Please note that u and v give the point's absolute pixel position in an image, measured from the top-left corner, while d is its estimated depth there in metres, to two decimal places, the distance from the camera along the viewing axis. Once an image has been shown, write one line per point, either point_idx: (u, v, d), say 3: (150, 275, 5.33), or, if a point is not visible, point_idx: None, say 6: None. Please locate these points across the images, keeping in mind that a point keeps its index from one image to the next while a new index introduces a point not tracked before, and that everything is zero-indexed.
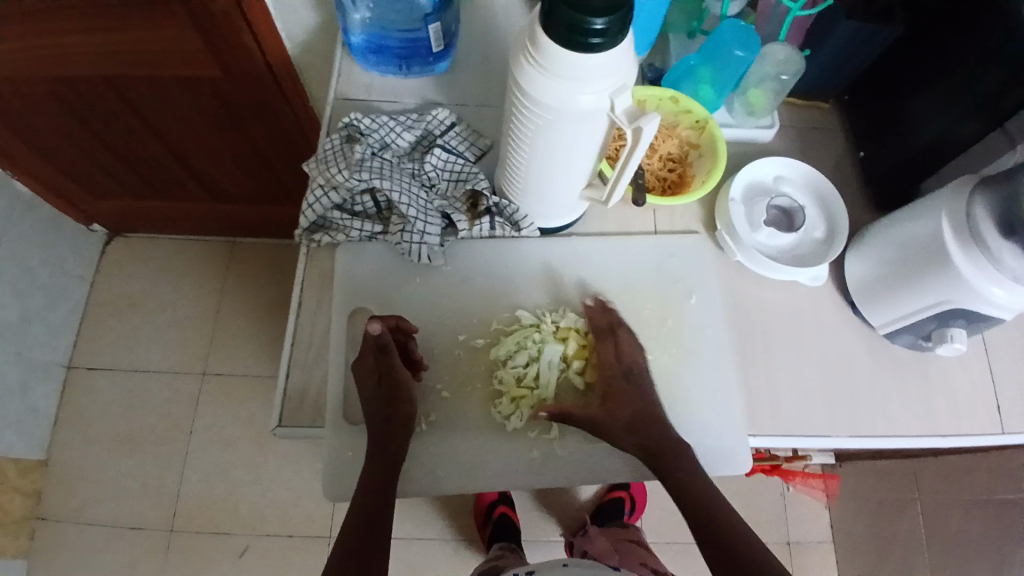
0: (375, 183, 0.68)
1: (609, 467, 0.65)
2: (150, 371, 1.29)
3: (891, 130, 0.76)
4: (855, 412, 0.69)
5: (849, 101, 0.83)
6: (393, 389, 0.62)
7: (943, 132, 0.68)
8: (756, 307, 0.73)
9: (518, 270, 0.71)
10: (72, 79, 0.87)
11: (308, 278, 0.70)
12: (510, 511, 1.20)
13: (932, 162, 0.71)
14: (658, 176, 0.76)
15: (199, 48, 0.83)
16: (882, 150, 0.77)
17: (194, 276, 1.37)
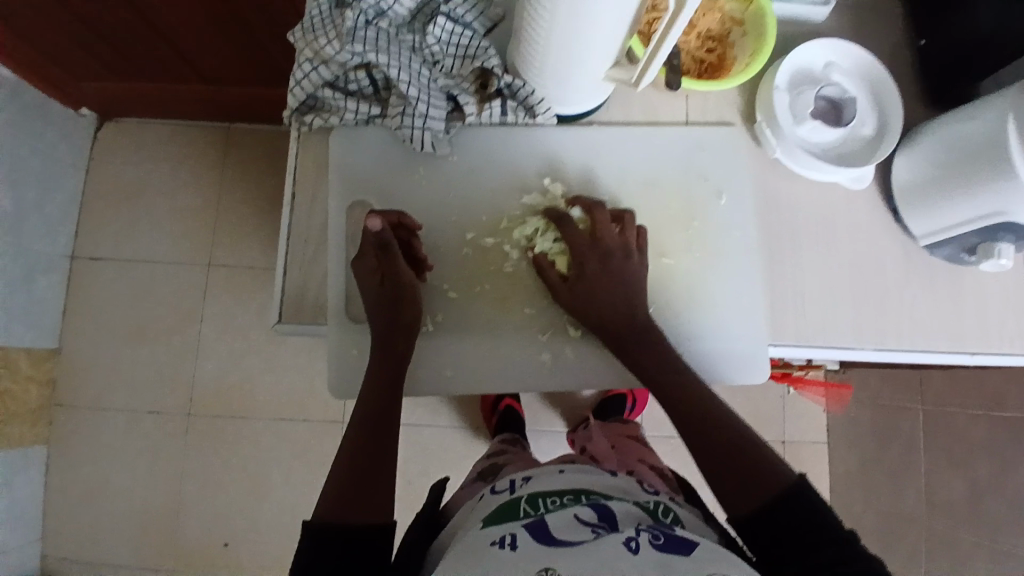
0: (370, 57, 0.60)
1: (620, 375, 0.63)
2: (155, 264, 1.31)
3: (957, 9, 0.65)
4: (883, 323, 0.66)
5: None
6: (399, 289, 0.58)
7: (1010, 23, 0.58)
8: (790, 210, 0.67)
9: (529, 162, 0.65)
10: None
11: (301, 168, 0.64)
12: (515, 404, 1.27)
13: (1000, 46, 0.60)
14: (694, 58, 0.66)
15: None
16: (943, 34, 0.67)
17: (192, 165, 1.34)
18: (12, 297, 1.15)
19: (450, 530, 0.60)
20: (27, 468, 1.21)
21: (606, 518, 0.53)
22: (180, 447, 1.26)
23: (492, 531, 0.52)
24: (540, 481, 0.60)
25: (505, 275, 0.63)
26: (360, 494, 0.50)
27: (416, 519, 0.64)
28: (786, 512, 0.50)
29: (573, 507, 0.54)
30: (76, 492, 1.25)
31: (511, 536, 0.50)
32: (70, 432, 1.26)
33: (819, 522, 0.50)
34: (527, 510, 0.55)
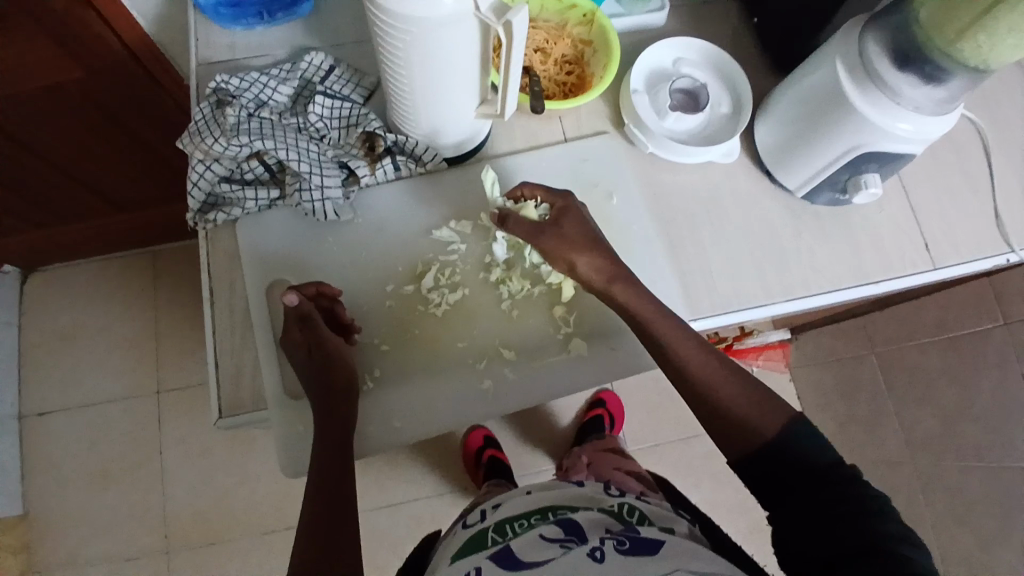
0: (258, 146, 0.64)
1: (562, 383, 0.65)
2: (104, 402, 1.28)
3: None
4: (787, 274, 0.70)
5: None
6: (329, 354, 0.60)
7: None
8: (676, 194, 0.72)
9: (432, 204, 0.68)
10: None
11: (213, 263, 0.66)
12: (498, 451, 1.27)
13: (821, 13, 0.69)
14: (557, 81, 0.73)
15: (55, 52, 0.79)
16: (770, 12, 0.75)
17: (123, 297, 1.34)
18: None
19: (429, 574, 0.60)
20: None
21: (574, 530, 0.54)
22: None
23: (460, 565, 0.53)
24: (508, 508, 0.62)
25: (434, 316, 0.65)
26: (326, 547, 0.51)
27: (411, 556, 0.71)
28: (779, 449, 0.50)
29: (540, 527, 0.55)
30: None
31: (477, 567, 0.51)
32: None
33: (814, 456, 0.50)
34: (495, 538, 0.56)
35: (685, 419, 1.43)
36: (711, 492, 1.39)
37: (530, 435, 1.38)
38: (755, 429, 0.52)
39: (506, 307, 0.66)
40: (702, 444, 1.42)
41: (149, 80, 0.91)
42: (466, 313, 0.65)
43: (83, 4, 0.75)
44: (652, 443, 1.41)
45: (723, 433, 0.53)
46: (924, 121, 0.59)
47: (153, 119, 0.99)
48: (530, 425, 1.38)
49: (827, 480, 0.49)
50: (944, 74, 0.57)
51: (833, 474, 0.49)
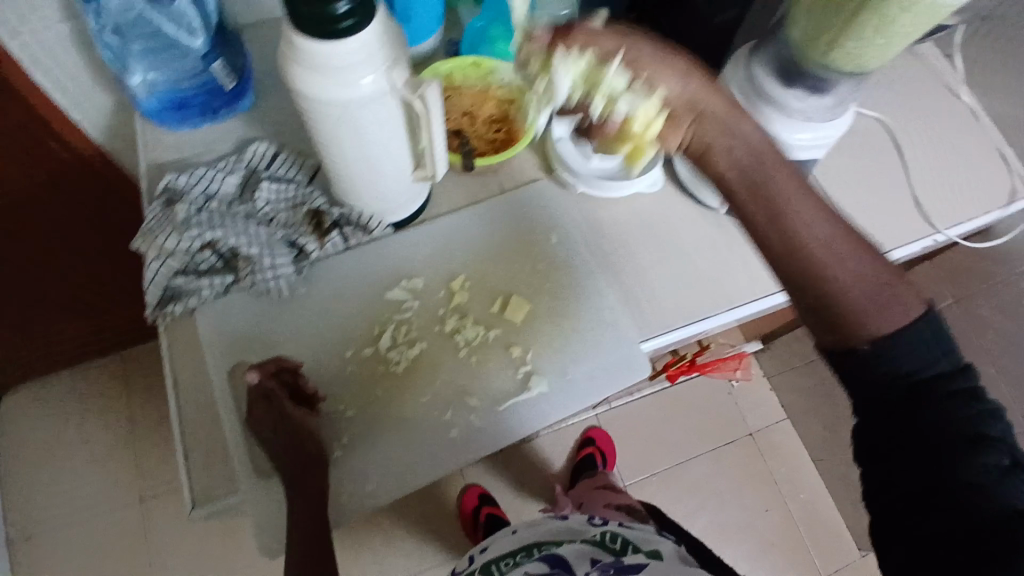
0: (209, 236, 0.67)
1: (526, 422, 0.67)
2: (85, 517, 1.24)
3: None
4: (726, 285, 0.75)
5: None
6: (292, 430, 0.61)
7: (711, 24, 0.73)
8: (611, 226, 0.76)
9: (381, 269, 0.71)
10: None
11: (177, 354, 0.68)
12: (495, 508, 1.25)
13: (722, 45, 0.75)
14: (488, 140, 0.78)
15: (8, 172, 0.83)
16: None
17: (99, 404, 1.32)
18: None
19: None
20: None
21: (559, 564, 0.55)
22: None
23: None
24: (495, 548, 0.63)
25: (395, 374, 0.67)
26: None
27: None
28: (877, 356, 0.48)
29: (526, 564, 0.56)
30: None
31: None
32: None
33: (907, 368, 0.48)
34: None
35: (676, 445, 1.43)
36: (714, 515, 1.38)
37: (526, 485, 1.37)
38: (864, 323, 0.48)
39: (465, 355, 0.68)
40: (697, 467, 1.42)
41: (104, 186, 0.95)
42: (425, 367, 0.68)
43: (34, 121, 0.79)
44: (648, 474, 1.41)
45: (821, 322, 0.50)
46: (819, 129, 0.64)
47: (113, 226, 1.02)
48: (524, 475, 1.37)
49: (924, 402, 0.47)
50: (825, 84, 0.62)
51: (927, 393, 0.47)
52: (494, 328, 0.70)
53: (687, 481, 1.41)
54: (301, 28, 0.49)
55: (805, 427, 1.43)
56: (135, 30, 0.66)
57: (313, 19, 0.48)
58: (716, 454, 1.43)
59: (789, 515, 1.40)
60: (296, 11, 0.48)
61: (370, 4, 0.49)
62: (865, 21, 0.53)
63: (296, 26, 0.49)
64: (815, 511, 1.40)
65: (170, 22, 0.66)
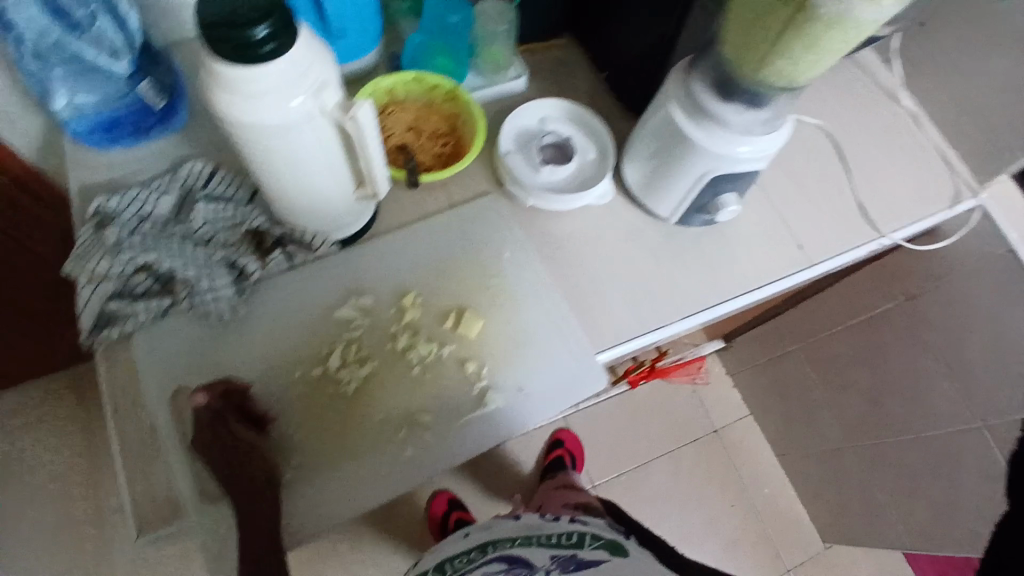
0: (143, 258, 0.64)
1: (480, 437, 0.67)
2: (31, 543, 1.17)
3: (613, 47, 0.83)
4: (678, 294, 0.76)
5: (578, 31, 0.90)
6: (224, 460, 0.58)
7: (648, 40, 0.75)
8: (565, 235, 0.77)
9: (328, 285, 0.71)
10: None
11: (115, 382, 0.65)
12: (464, 514, 1.23)
13: (654, 61, 0.76)
14: (435, 155, 0.78)
15: None
16: (614, 66, 0.84)
17: (44, 425, 1.25)
18: None
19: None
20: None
21: (514, 560, 0.60)
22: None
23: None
24: (446, 546, 0.65)
25: (346, 394, 0.66)
26: None
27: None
28: None
29: (481, 561, 0.60)
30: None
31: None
32: None
33: None
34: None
35: (643, 444, 1.45)
36: (680, 511, 1.41)
37: (495, 488, 1.36)
38: None
39: (417, 372, 0.68)
40: (663, 465, 1.44)
41: (38, 205, 0.90)
42: (375, 384, 0.67)
43: None
44: (615, 475, 1.42)
45: None
46: (759, 141, 0.66)
47: None
48: (493, 478, 1.37)
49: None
50: (762, 97, 0.65)
51: None
52: (448, 343, 0.70)
53: (655, 478, 1.43)
54: (220, 53, 0.48)
55: (768, 423, 1.46)
56: (57, 54, 0.64)
57: (235, 45, 0.47)
58: (681, 452, 1.45)
59: (752, 508, 1.43)
60: (211, 36, 0.47)
61: (289, 30, 0.49)
62: (795, 38, 0.55)
63: (214, 51, 0.48)
64: (778, 505, 1.44)
65: (92, 46, 0.64)
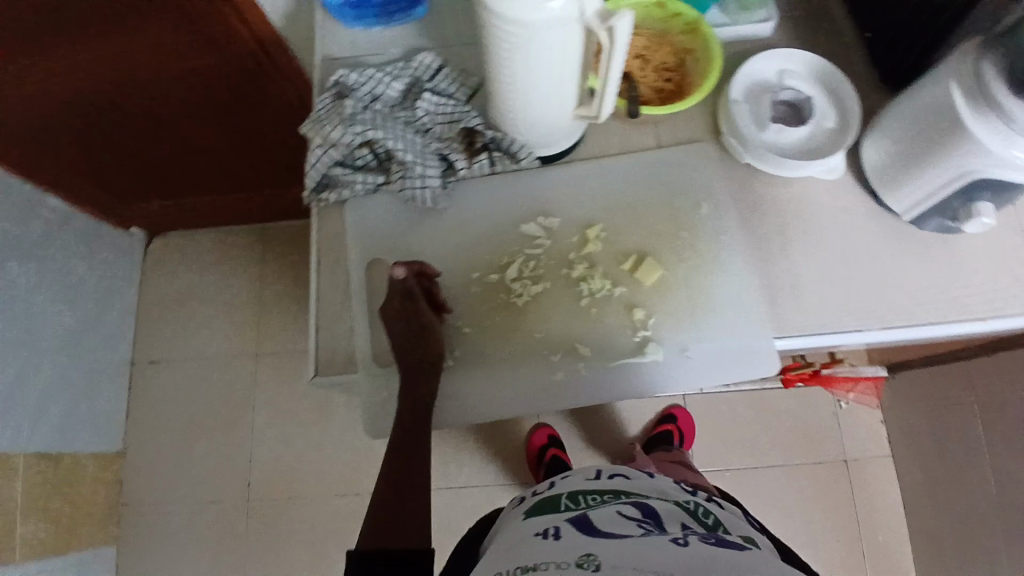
0: (370, 135, 0.69)
1: (631, 384, 0.66)
2: (208, 359, 1.39)
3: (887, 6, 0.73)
4: (883, 299, 0.68)
5: None
6: (402, 332, 0.65)
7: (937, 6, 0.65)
8: (771, 205, 0.71)
9: (523, 199, 0.72)
10: (76, 87, 0.89)
11: (324, 239, 0.73)
12: (561, 453, 1.25)
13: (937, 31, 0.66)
14: (654, 88, 0.74)
15: (194, 44, 0.84)
16: (882, 28, 0.74)
17: (233, 266, 1.45)
18: (79, 408, 1.23)
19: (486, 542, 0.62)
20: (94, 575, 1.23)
21: (649, 512, 0.55)
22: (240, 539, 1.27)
23: (537, 523, 0.56)
24: (579, 481, 0.63)
25: (515, 305, 0.69)
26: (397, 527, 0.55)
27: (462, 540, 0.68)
28: None
29: (614, 503, 0.57)
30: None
31: (554, 527, 0.54)
32: (131, 528, 1.29)
33: None
34: (568, 505, 0.58)
35: (760, 445, 1.38)
36: (780, 524, 1.33)
37: (594, 440, 1.37)
38: None
39: (585, 304, 0.68)
40: (776, 474, 1.36)
41: (284, 85, 0.98)
42: (543, 304, 0.68)
43: (234, 13, 0.81)
44: (721, 467, 1.37)
45: None
46: None
47: (279, 117, 1.06)
48: (594, 430, 1.37)
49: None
50: None
51: None
52: (621, 285, 0.69)
53: (765, 484, 1.35)
54: None
55: (905, 466, 1.32)
56: None
57: None
58: (798, 467, 1.36)
59: (861, 549, 1.32)
60: None
61: None
62: None
63: None
64: (889, 555, 1.32)
65: None
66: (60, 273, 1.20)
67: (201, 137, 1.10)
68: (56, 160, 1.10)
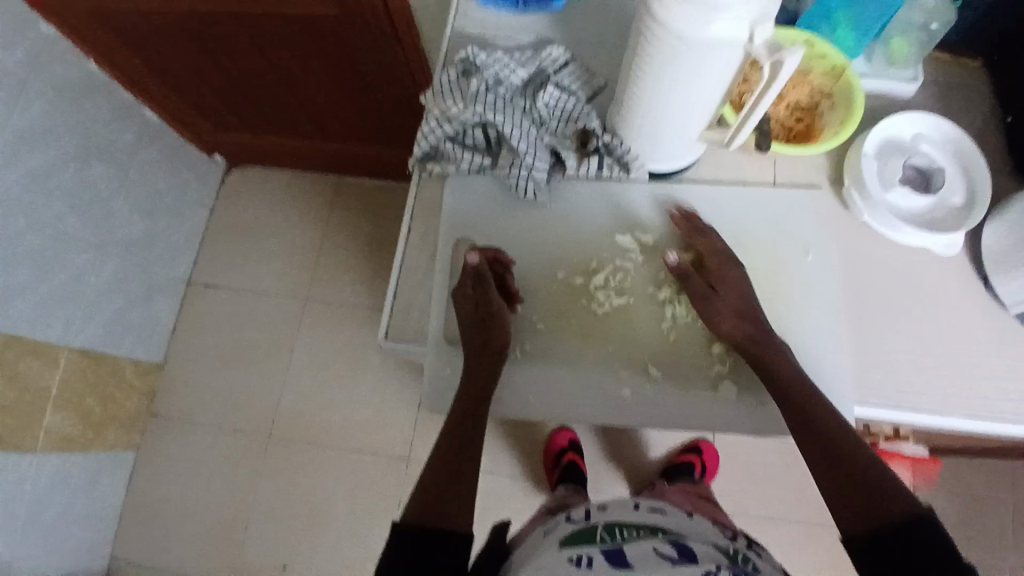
0: (489, 116, 0.69)
1: (695, 416, 0.65)
2: (260, 294, 1.43)
3: None
4: (974, 390, 0.65)
5: (997, 61, 0.76)
6: (479, 319, 0.65)
7: None
8: (875, 266, 0.69)
9: (624, 211, 0.72)
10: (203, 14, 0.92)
11: (419, 208, 0.74)
12: (577, 459, 1.19)
13: None
14: (783, 125, 0.72)
15: None
16: None
17: (302, 210, 1.48)
18: (131, 313, 1.29)
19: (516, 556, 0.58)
20: (112, 471, 1.29)
21: (685, 553, 0.50)
22: (256, 471, 1.31)
23: (569, 550, 0.52)
24: (618, 510, 0.56)
25: (594, 313, 0.68)
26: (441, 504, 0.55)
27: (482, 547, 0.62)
28: None
29: (652, 540, 0.51)
30: (154, 499, 1.32)
31: (587, 556, 0.50)
32: (156, 436, 1.35)
33: None
34: (603, 537, 0.53)
35: None
36: None
37: (617, 458, 1.26)
38: None
39: (665, 328, 0.67)
40: None
41: (398, 56, 0.99)
42: (623, 318, 0.68)
43: None
44: None
45: None
46: None
47: (385, 80, 1.07)
48: (619, 445, 1.26)
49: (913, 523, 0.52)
50: None
51: None
52: None
53: None
54: None
55: None
56: None
57: None
58: None
59: None
60: None
61: None
62: None
63: None
64: None
65: None
66: (139, 181, 1.25)
67: (302, 85, 1.12)
68: (162, 73, 1.14)
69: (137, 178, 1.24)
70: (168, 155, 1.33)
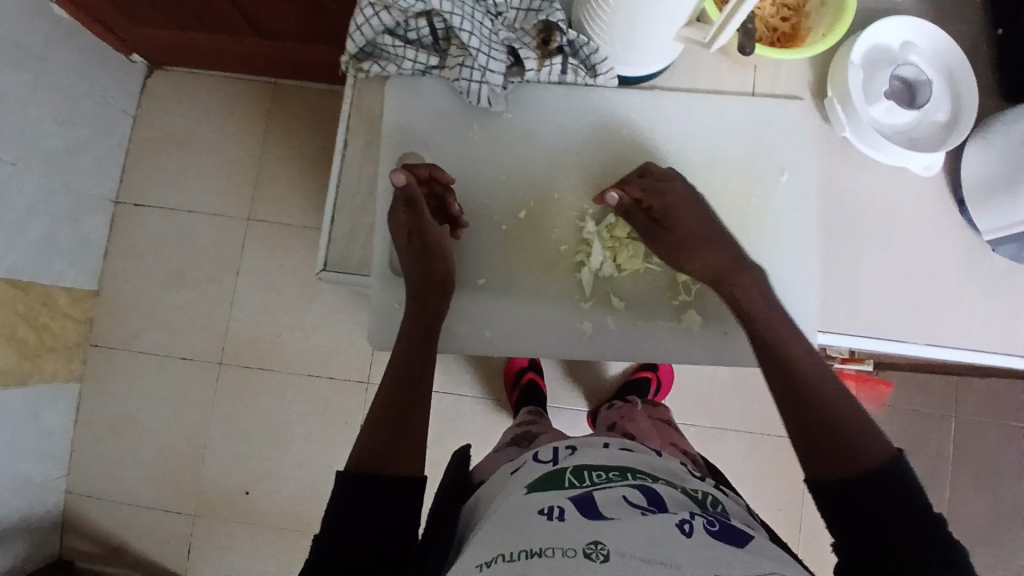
0: (433, 5, 0.58)
1: (659, 348, 0.62)
2: (196, 212, 1.30)
3: None
4: (939, 320, 0.63)
5: None
6: (425, 248, 0.59)
7: None
8: (853, 192, 0.65)
9: (590, 123, 0.65)
10: None
11: (358, 117, 0.65)
12: (538, 378, 1.17)
13: None
14: (768, 26, 0.65)
15: None
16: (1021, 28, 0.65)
17: (239, 119, 1.32)
18: (58, 236, 1.15)
19: (475, 501, 0.55)
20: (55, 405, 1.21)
21: (656, 501, 0.45)
22: (208, 399, 1.26)
23: (537, 499, 0.46)
24: (586, 453, 0.53)
25: (553, 241, 0.63)
26: (395, 451, 0.51)
27: (442, 482, 0.59)
28: None
29: (621, 485, 0.47)
30: (103, 429, 1.26)
31: (558, 506, 0.45)
32: (98, 367, 1.27)
33: None
34: (571, 481, 0.49)
35: None
36: None
37: (578, 377, 1.25)
38: None
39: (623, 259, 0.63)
40: None
41: None
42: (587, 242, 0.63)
43: None
44: None
45: None
46: None
47: None
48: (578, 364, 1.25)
49: (883, 479, 0.46)
50: None
51: None
52: None
53: None
54: None
55: None
56: None
57: None
58: None
59: None
60: None
61: None
62: None
63: None
64: None
65: None
66: (56, 83, 1.07)
67: None
68: None
69: (54, 79, 1.06)
70: (87, 54, 1.14)
